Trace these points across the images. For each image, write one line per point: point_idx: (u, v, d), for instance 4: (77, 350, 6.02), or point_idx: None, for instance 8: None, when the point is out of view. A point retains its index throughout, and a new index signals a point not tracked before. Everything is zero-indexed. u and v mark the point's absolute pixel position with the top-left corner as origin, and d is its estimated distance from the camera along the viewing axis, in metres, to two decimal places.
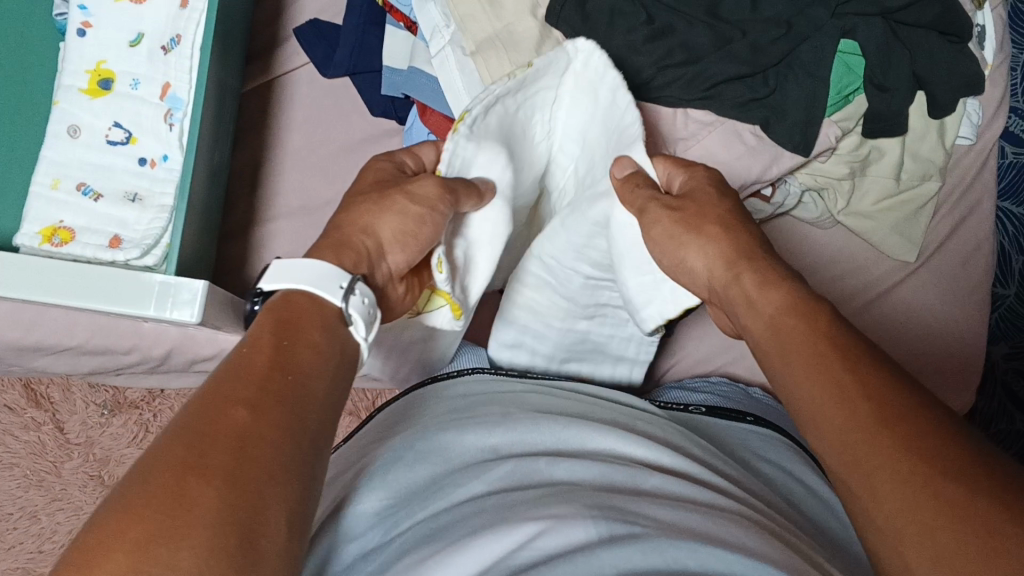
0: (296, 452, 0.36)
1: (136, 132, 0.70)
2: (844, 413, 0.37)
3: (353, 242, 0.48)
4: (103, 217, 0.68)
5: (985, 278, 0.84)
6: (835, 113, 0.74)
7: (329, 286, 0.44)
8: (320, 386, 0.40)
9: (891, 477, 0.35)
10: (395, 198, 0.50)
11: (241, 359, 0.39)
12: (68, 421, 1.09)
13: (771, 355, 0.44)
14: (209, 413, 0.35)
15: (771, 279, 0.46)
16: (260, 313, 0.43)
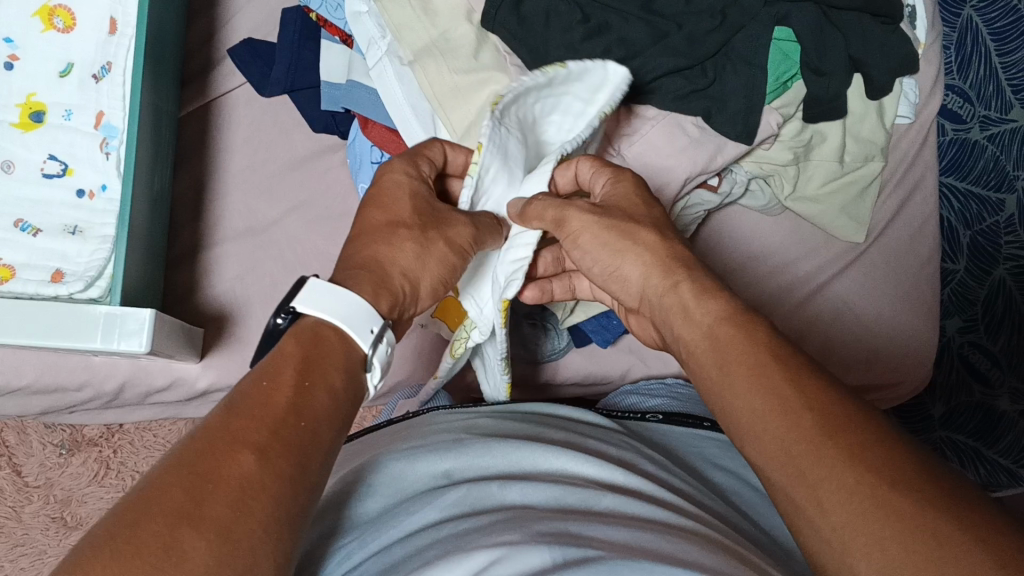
0: (290, 505, 0.38)
1: (72, 163, 0.69)
2: (797, 424, 0.40)
3: (393, 283, 0.52)
4: (43, 252, 0.66)
5: (932, 253, 0.86)
6: (774, 100, 0.74)
7: (364, 330, 0.48)
8: (321, 435, 0.43)
9: (838, 489, 0.37)
10: (435, 240, 0.55)
11: (257, 394, 0.42)
12: (25, 465, 1.06)
13: (711, 364, 0.46)
14: (215, 453, 0.38)
15: (708, 293, 0.50)
16: (286, 335, 0.46)
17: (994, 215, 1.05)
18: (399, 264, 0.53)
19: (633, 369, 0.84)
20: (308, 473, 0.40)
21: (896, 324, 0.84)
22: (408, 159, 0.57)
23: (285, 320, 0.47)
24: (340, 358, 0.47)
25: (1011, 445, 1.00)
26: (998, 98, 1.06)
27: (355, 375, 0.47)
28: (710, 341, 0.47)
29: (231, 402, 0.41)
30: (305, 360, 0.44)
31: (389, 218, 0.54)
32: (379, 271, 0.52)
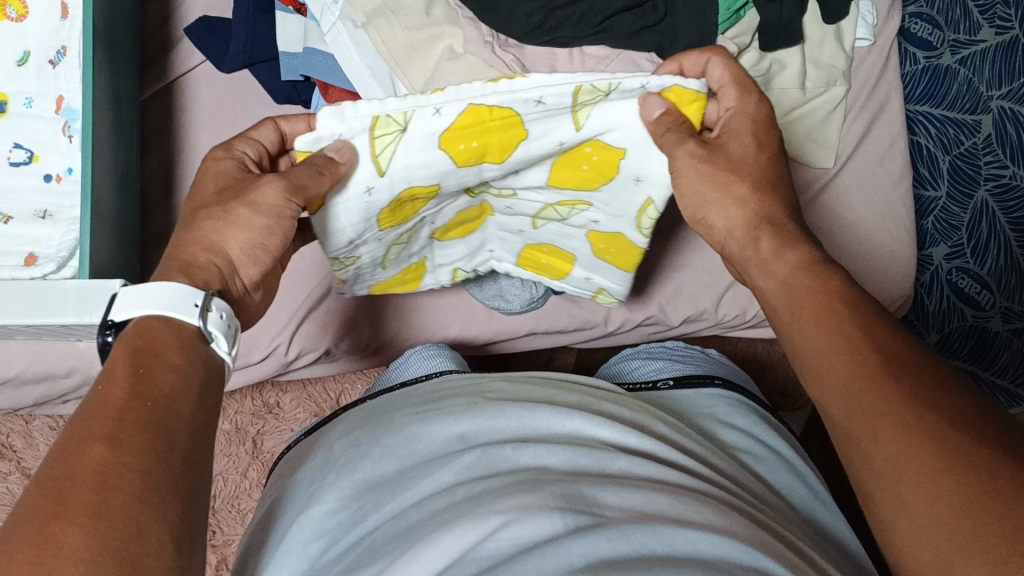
0: (163, 472, 0.38)
1: (38, 150, 0.70)
2: (859, 361, 0.44)
3: (200, 264, 0.50)
4: (15, 237, 0.68)
5: (905, 171, 0.86)
6: (728, 29, 0.75)
7: (186, 306, 0.45)
8: (178, 407, 0.42)
9: (895, 423, 0.41)
10: (235, 211, 0.51)
11: (97, 396, 0.41)
12: (34, 467, 1.08)
13: (783, 312, 0.50)
14: (67, 454, 0.37)
15: (786, 246, 0.53)
16: (113, 345, 0.44)
17: (971, 136, 1.00)
18: (205, 242, 0.51)
19: (614, 311, 0.84)
20: (173, 443, 0.40)
21: (882, 250, 0.84)
22: (227, 149, 0.55)
23: (110, 338, 0.45)
24: (172, 339, 0.44)
25: (1007, 363, 0.98)
26: (967, 20, 1.01)
27: (200, 353, 0.45)
28: (787, 291, 0.51)
29: (82, 406, 0.40)
30: (136, 350, 0.43)
31: (198, 205, 0.52)
32: (185, 256, 0.50)
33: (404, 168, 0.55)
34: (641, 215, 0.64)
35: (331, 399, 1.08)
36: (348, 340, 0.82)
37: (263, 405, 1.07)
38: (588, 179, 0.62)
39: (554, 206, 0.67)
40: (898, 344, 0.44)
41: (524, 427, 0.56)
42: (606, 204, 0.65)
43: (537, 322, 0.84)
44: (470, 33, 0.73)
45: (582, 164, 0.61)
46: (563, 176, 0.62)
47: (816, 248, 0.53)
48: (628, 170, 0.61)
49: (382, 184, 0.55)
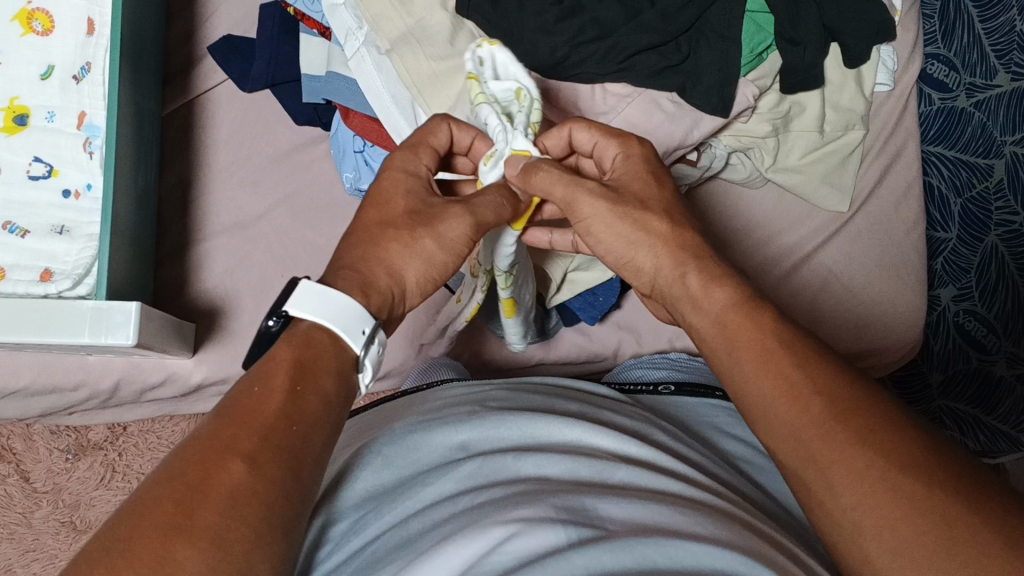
0: (284, 509, 0.38)
1: (57, 164, 0.71)
2: (807, 405, 0.43)
3: (380, 285, 0.50)
4: (31, 252, 0.68)
5: (919, 219, 0.87)
6: (751, 71, 0.75)
7: (357, 333, 0.46)
8: (318, 439, 0.42)
9: (846, 471, 0.40)
10: (423, 243, 0.52)
11: (250, 403, 0.41)
12: (33, 470, 1.07)
13: (719, 350, 0.49)
14: (207, 462, 0.38)
15: (714, 280, 0.52)
16: (279, 343, 0.45)
17: (983, 181, 0.99)
18: (386, 263, 0.51)
19: (624, 344, 0.84)
20: (303, 478, 0.40)
21: (891, 299, 0.85)
22: (414, 158, 0.55)
23: (276, 324, 0.45)
24: (331, 365, 0.45)
25: (1009, 410, 0.95)
26: (983, 63, 1.00)
27: (345, 383, 0.46)
28: (720, 329, 0.50)
29: (232, 407, 0.41)
30: (297, 366, 0.43)
31: (385, 218, 0.52)
32: (366, 270, 0.50)
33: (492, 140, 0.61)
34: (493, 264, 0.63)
35: None
36: None
37: None
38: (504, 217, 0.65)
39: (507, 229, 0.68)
40: (838, 378, 0.44)
41: (524, 437, 0.56)
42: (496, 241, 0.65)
43: (547, 351, 0.84)
44: None
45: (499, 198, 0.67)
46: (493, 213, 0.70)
47: (747, 283, 0.51)
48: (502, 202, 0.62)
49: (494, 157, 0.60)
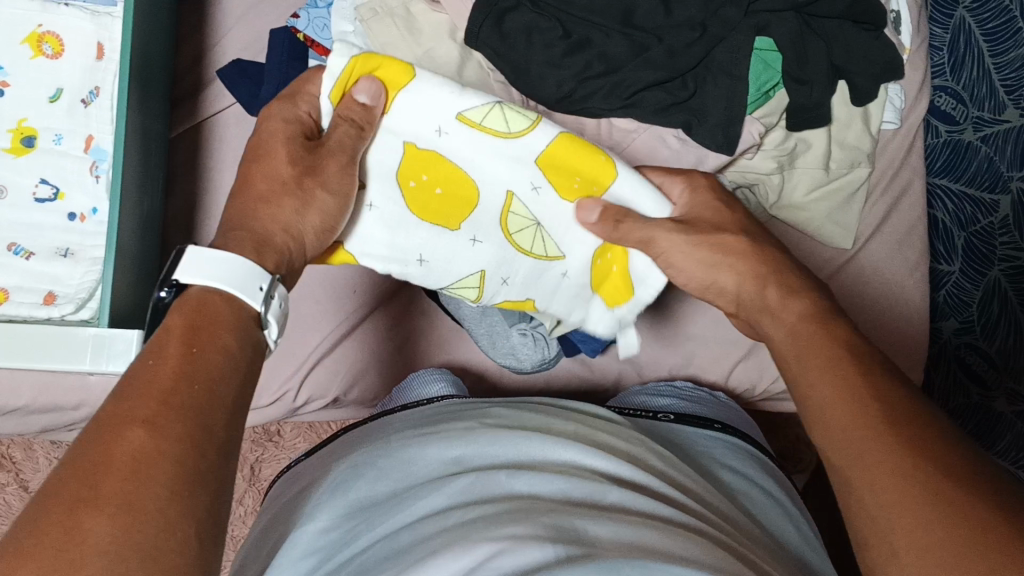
0: (198, 463, 0.40)
1: (63, 187, 0.72)
2: (861, 412, 0.44)
3: (275, 242, 0.53)
4: (36, 274, 0.69)
5: (922, 256, 0.87)
6: (757, 110, 0.75)
7: (253, 290, 0.49)
8: (224, 391, 0.44)
9: (890, 474, 0.41)
10: (316, 194, 0.55)
11: (147, 373, 0.42)
12: (32, 480, 1.08)
13: (789, 357, 0.52)
14: (106, 436, 0.38)
15: (792, 295, 0.55)
16: (172, 315, 0.46)
17: (987, 216, 0.98)
18: (280, 221, 0.54)
19: (625, 375, 0.84)
20: (213, 430, 0.42)
21: (891, 336, 0.85)
22: (291, 107, 0.58)
23: (168, 293, 0.47)
24: (226, 318, 0.47)
25: (1009, 445, 0.94)
26: (992, 98, 1.00)
27: (245, 332, 0.48)
28: (790, 337, 0.52)
29: (128, 382, 0.42)
30: (189, 329, 0.45)
31: (274, 174, 0.55)
32: (255, 229, 0.53)
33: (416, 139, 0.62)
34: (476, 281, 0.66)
35: (332, 431, 1.08)
36: (357, 388, 0.81)
37: (264, 434, 1.07)
38: (438, 211, 0.63)
39: (510, 207, 0.63)
40: (898, 393, 0.45)
41: (516, 454, 0.56)
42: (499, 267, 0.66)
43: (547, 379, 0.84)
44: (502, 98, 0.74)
45: (598, 184, 0.61)
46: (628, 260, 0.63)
47: (819, 296, 0.55)
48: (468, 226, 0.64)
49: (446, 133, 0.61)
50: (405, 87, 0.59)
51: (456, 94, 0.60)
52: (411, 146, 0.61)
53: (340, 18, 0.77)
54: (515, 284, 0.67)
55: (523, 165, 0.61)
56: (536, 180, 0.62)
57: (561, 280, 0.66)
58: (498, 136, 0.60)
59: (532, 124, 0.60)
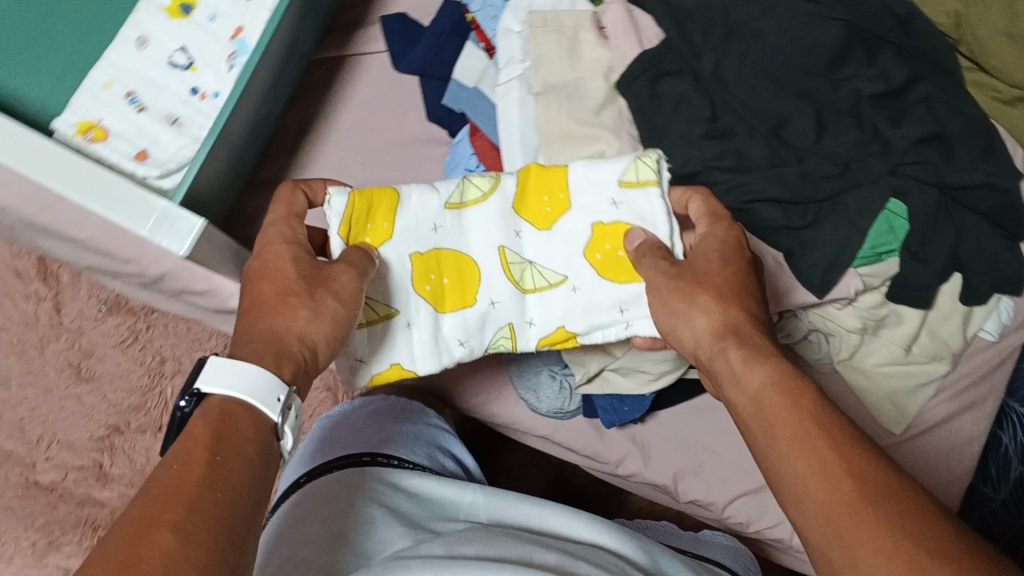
0: (221, 569, 0.38)
1: (198, 62, 0.75)
2: (852, 513, 0.41)
3: (291, 351, 0.51)
4: (140, 128, 0.71)
5: (966, 473, 0.84)
6: (864, 266, 0.73)
7: (272, 400, 0.47)
8: (245, 501, 0.42)
9: (874, 551, 0.40)
10: (326, 302, 0.53)
11: (171, 478, 0.41)
12: (67, 306, 1.14)
13: (754, 428, 0.48)
14: (135, 539, 0.37)
15: (756, 357, 0.50)
16: (193, 421, 0.45)
17: None
18: (297, 331, 0.52)
19: (629, 458, 0.79)
20: (235, 533, 0.40)
21: None
22: (289, 231, 0.57)
23: (188, 403, 0.46)
24: (251, 432, 0.46)
25: None
26: None
27: (267, 447, 0.46)
28: (755, 406, 0.48)
29: (149, 488, 0.40)
30: (215, 439, 0.44)
31: (280, 287, 0.53)
32: (274, 339, 0.51)
33: (414, 199, 0.61)
34: (500, 340, 0.64)
35: None
36: None
37: None
38: (455, 295, 0.62)
39: (507, 261, 0.62)
40: (874, 467, 0.42)
41: None
42: (518, 309, 0.63)
43: (554, 431, 0.80)
44: (624, 149, 0.74)
45: (561, 190, 0.62)
46: (621, 232, 0.61)
47: (786, 360, 0.49)
48: (484, 296, 0.62)
49: (446, 219, 0.61)
50: (394, 206, 0.60)
51: (438, 199, 0.61)
52: (411, 253, 0.61)
53: (510, 16, 0.79)
54: (546, 323, 0.64)
55: (508, 221, 0.62)
56: (514, 225, 0.62)
57: (580, 298, 0.62)
58: (476, 205, 0.62)
59: (498, 181, 0.62)
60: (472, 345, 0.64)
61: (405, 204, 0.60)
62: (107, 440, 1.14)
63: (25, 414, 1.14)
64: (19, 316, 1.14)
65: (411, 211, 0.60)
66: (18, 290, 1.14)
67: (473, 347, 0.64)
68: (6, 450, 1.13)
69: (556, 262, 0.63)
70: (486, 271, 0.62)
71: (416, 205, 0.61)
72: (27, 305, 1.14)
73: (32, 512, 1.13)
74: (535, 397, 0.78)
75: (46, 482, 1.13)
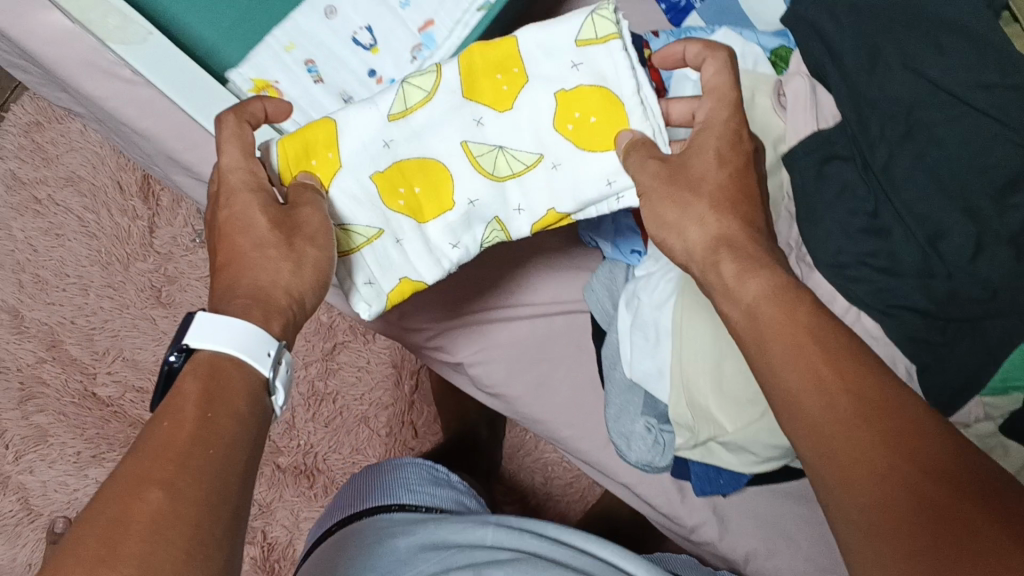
0: (213, 528, 0.40)
1: (379, 45, 0.80)
2: (837, 425, 0.43)
3: (277, 302, 0.51)
4: (314, 99, 0.77)
5: None
6: (991, 394, 0.71)
7: (262, 354, 0.48)
8: (238, 456, 0.44)
9: (867, 471, 0.42)
10: (305, 251, 0.53)
11: (163, 434, 0.43)
12: (161, 229, 1.15)
13: (747, 340, 0.50)
14: (125, 496, 0.39)
15: (749, 271, 0.52)
16: (185, 377, 0.46)
17: None
18: (278, 283, 0.52)
19: (705, 527, 0.78)
20: (228, 491, 0.42)
21: None
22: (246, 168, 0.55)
23: (177, 358, 0.47)
24: (240, 387, 0.47)
25: None
26: None
27: (258, 401, 0.47)
28: (753, 319, 0.50)
29: (141, 444, 0.43)
30: (206, 394, 0.45)
31: (254, 242, 0.53)
32: (263, 293, 0.51)
33: (353, 119, 0.55)
34: (488, 236, 0.60)
35: None
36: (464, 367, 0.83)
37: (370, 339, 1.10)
38: (430, 204, 0.58)
39: (474, 155, 0.57)
40: (867, 377, 0.44)
41: None
42: (494, 202, 0.58)
43: (637, 482, 0.79)
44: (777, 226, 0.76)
45: (513, 64, 0.55)
46: (605, 98, 0.55)
47: (777, 269, 0.52)
48: (460, 202, 0.58)
49: (398, 132, 0.56)
50: (338, 135, 0.56)
51: (379, 116, 0.55)
52: (370, 172, 0.57)
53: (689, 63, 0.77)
54: (534, 209, 0.58)
55: (461, 113, 0.56)
56: (473, 111, 0.56)
57: (563, 176, 0.57)
58: (420, 109, 0.55)
59: (439, 76, 0.55)
60: (466, 243, 0.60)
61: (342, 125, 0.56)
62: None
63: (96, 324, 1.14)
64: (110, 228, 1.14)
65: (353, 129, 0.55)
66: (117, 203, 1.14)
67: (469, 243, 0.60)
68: (71, 356, 1.14)
69: (526, 139, 0.56)
70: (452, 168, 0.57)
71: (367, 127, 0.55)
72: (122, 219, 1.14)
73: (84, 422, 1.13)
74: (627, 448, 0.77)
75: (103, 395, 1.13)
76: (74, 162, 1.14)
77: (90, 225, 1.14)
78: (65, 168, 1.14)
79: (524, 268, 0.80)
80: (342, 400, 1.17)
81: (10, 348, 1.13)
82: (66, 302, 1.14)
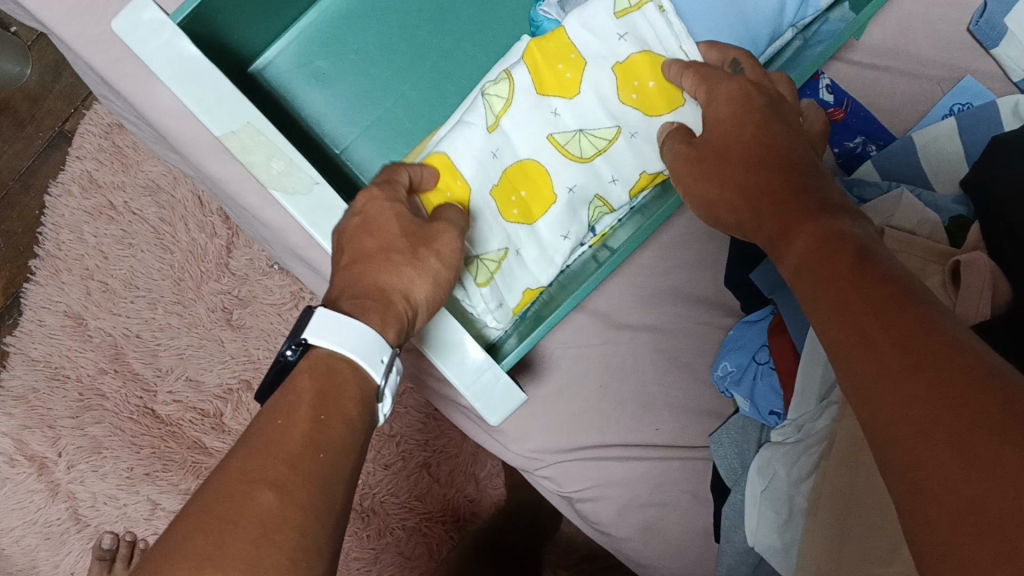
0: (318, 534, 0.38)
1: None
2: (872, 361, 0.35)
3: (396, 307, 0.50)
4: None
5: None
6: None
7: (376, 361, 0.47)
8: (347, 463, 0.42)
9: (914, 432, 0.32)
10: (428, 261, 0.53)
11: (276, 431, 0.41)
12: (239, 250, 1.09)
13: (799, 293, 0.42)
14: (236, 492, 0.38)
15: (790, 229, 0.45)
16: (301, 375, 0.44)
17: None
18: (404, 286, 0.52)
19: None
20: (332, 497, 0.40)
21: None
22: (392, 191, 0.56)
23: (292, 353, 0.46)
24: (353, 392, 0.45)
25: None
26: None
27: (367, 409, 0.46)
28: (803, 269, 0.42)
29: (251, 439, 0.41)
30: (319, 396, 0.43)
31: (384, 244, 0.52)
32: (384, 292, 0.50)
33: (461, 143, 0.61)
34: (591, 212, 0.67)
35: None
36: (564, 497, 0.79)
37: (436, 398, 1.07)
38: (537, 200, 0.65)
39: (561, 145, 0.64)
40: (911, 324, 0.35)
41: None
42: (591, 178, 0.66)
43: None
44: None
45: (572, 51, 0.63)
46: (655, 64, 0.65)
47: (829, 216, 0.44)
48: (561, 187, 0.65)
49: (498, 140, 0.63)
50: (454, 165, 0.61)
51: (482, 132, 0.62)
52: (489, 189, 0.63)
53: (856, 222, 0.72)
54: (626, 176, 0.67)
55: (541, 110, 0.64)
56: (551, 105, 0.64)
57: (642, 141, 0.66)
58: (506, 115, 0.63)
59: (513, 82, 0.62)
60: (575, 230, 0.66)
61: (454, 152, 0.61)
62: (235, 392, 1.09)
63: (161, 341, 1.09)
64: (185, 242, 1.09)
65: (464, 149, 0.61)
66: (194, 218, 1.09)
67: (578, 230, 0.67)
68: (134, 370, 1.09)
69: (602, 120, 0.65)
70: (547, 162, 0.64)
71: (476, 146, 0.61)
72: (198, 235, 1.09)
73: (140, 439, 1.09)
74: None
75: (162, 414, 1.09)
76: (155, 170, 1.09)
77: (165, 238, 1.09)
78: (144, 176, 1.09)
79: (649, 408, 0.77)
80: (406, 444, 1.13)
81: (71, 356, 1.10)
82: (133, 315, 1.09)
